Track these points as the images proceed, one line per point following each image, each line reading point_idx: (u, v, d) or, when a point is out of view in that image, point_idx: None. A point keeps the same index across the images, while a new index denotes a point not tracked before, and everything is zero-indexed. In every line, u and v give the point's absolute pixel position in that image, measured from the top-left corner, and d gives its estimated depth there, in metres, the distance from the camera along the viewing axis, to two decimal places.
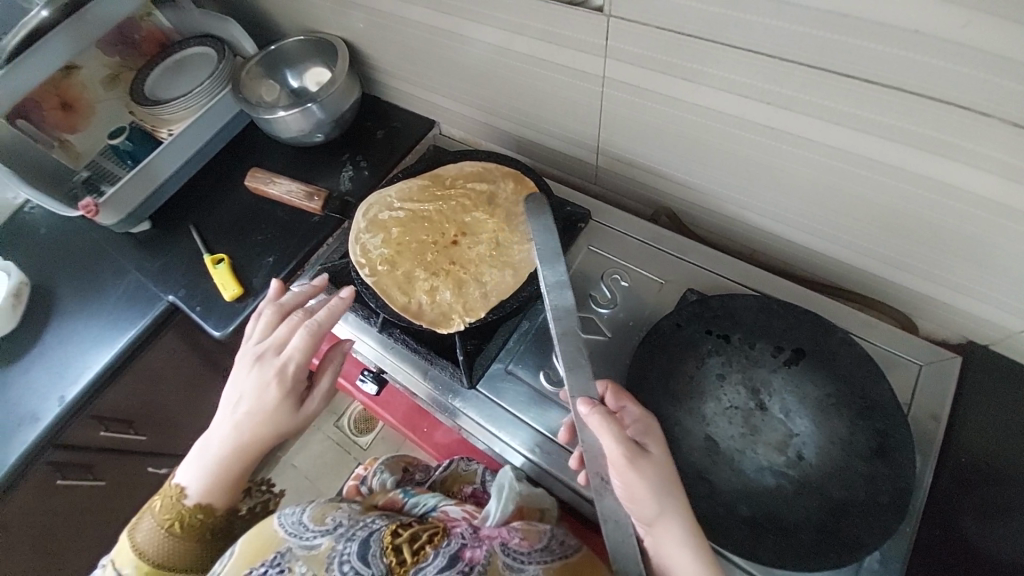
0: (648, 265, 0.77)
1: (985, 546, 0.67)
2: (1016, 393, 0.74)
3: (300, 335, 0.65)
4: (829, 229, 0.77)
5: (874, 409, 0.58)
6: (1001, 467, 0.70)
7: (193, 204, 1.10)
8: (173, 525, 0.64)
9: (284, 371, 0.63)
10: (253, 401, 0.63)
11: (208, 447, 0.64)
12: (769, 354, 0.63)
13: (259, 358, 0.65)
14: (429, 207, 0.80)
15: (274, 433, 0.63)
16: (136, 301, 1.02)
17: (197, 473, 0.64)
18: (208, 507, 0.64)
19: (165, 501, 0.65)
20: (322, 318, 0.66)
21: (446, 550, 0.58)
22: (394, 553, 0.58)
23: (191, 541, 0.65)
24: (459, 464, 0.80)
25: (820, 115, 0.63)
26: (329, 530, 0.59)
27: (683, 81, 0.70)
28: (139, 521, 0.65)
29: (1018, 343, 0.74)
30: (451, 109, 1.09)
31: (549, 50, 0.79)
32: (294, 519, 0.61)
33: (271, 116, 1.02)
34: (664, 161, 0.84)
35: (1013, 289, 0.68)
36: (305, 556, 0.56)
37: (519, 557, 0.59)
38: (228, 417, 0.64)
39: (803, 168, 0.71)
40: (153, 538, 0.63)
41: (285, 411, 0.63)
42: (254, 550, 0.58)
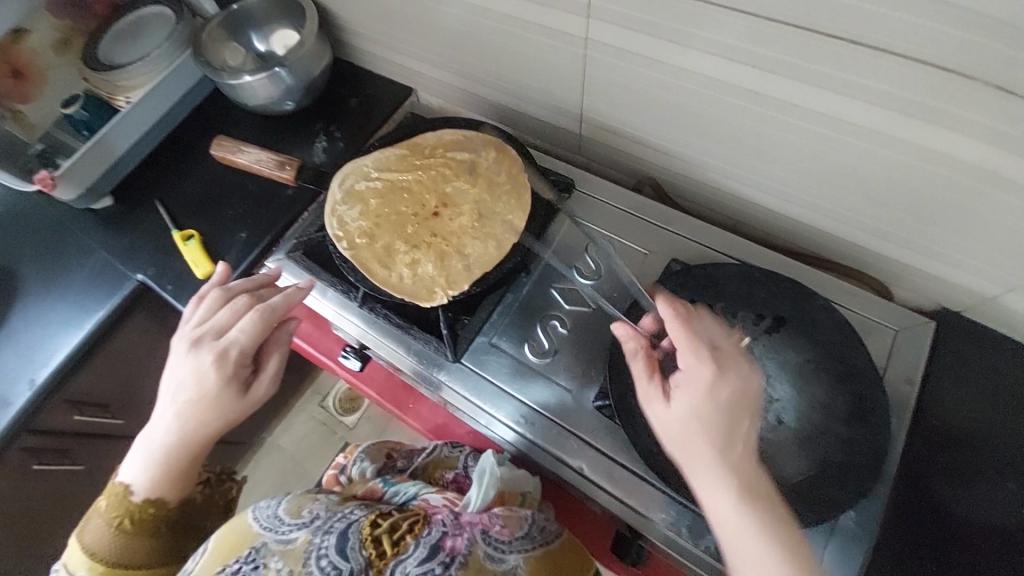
0: (632, 236, 0.76)
1: (950, 501, 0.71)
2: (983, 356, 0.77)
3: (246, 319, 0.62)
4: (811, 198, 0.77)
5: (851, 373, 0.60)
6: (966, 427, 0.74)
7: (158, 178, 1.05)
8: (124, 522, 0.59)
9: (230, 352, 0.61)
10: (196, 385, 0.60)
11: (152, 440, 0.60)
12: (750, 323, 0.63)
13: (202, 341, 0.62)
14: (408, 177, 0.77)
15: (220, 418, 0.60)
16: (102, 280, 0.98)
17: (143, 464, 0.60)
18: (159, 501, 0.60)
19: (112, 499, 0.60)
20: (272, 302, 0.64)
21: (427, 540, 0.59)
22: (374, 545, 0.57)
23: (146, 537, 0.60)
24: (441, 450, 0.80)
25: (806, 81, 0.62)
26: (305, 523, 0.58)
27: (670, 42, 0.68)
28: (85, 524, 0.60)
29: (987, 308, 0.76)
30: (430, 75, 1.04)
31: (531, 10, 0.75)
32: (268, 513, 0.59)
33: (237, 81, 0.96)
34: (649, 129, 0.83)
35: (986, 255, 0.69)
36: (281, 551, 0.55)
37: (499, 547, 0.62)
38: (170, 404, 0.60)
39: (787, 135, 0.70)
40: (104, 537, 0.58)
41: (232, 395, 0.60)
42: (227, 547, 0.56)
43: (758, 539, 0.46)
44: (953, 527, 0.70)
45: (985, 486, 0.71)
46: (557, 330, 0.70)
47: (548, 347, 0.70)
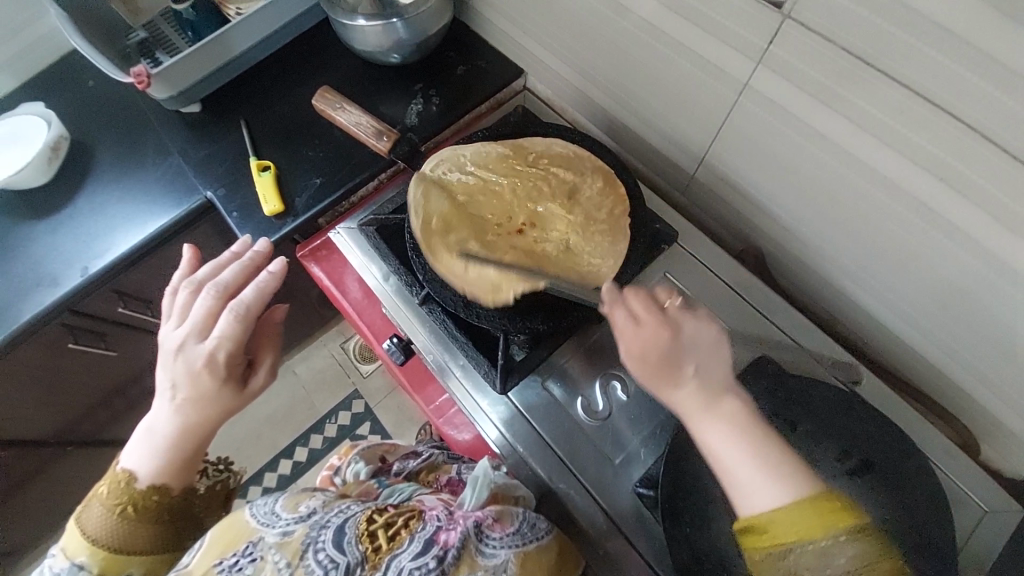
0: (721, 313, 0.69)
1: None
2: None
3: (224, 320, 0.60)
4: (934, 331, 0.68)
5: (934, 553, 0.53)
6: None
7: (248, 96, 1.02)
8: (126, 509, 0.56)
9: (216, 359, 0.59)
10: (187, 389, 0.58)
11: (155, 434, 0.58)
12: (834, 461, 0.56)
13: (183, 348, 0.60)
14: (503, 182, 0.71)
15: (215, 419, 0.59)
16: (175, 186, 0.97)
17: (145, 457, 0.58)
18: (164, 489, 0.58)
19: (112, 488, 0.57)
20: (246, 298, 0.62)
21: (421, 534, 0.54)
22: (370, 539, 0.53)
23: (148, 524, 0.57)
24: (437, 456, 0.80)
25: (992, 213, 0.53)
26: (302, 515, 0.54)
27: (841, 118, 0.59)
28: (84, 510, 0.56)
29: None
30: (546, 65, 0.96)
31: (690, 34, 0.67)
32: (266, 508, 0.56)
33: (350, 22, 0.91)
34: (776, 198, 0.73)
35: None
36: (278, 544, 0.52)
37: (489, 542, 0.57)
38: (167, 401, 0.59)
39: (939, 261, 0.60)
40: (102, 524, 0.55)
41: (231, 391, 0.59)
42: (224, 542, 0.53)
43: (751, 471, 0.45)
44: None
45: None
46: (617, 394, 0.66)
47: (602, 409, 0.65)
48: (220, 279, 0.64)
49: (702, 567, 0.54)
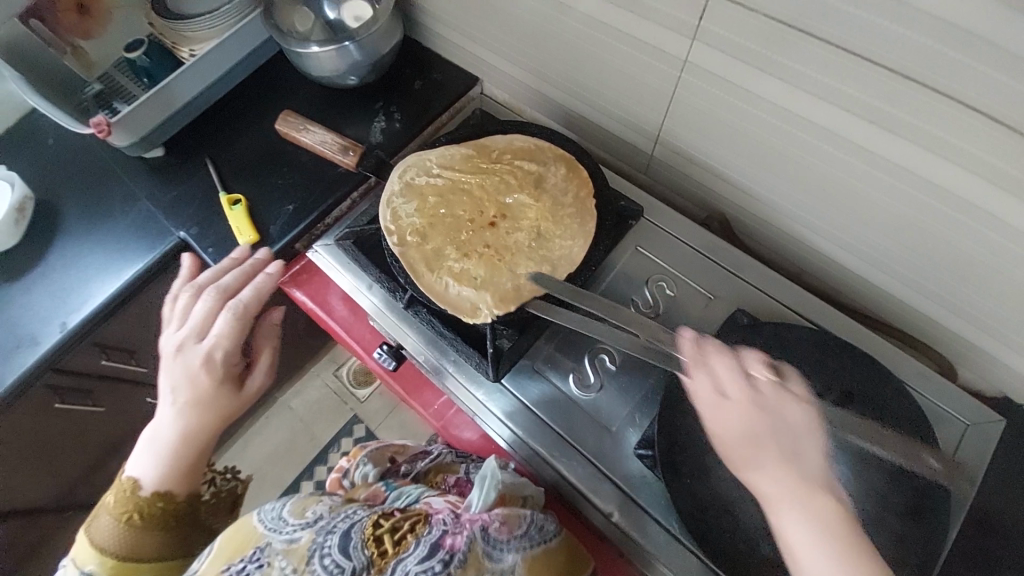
0: (695, 277, 0.71)
1: None
2: None
3: (223, 320, 0.64)
4: (894, 266, 0.71)
5: (914, 466, 0.57)
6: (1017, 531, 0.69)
7: (211, 135, 1.03)
8: (132, 517, 0.58)
9: (214, 356, 0.63)
10: (188, 390, 0.62)
11: (157, 439, 0.61)
12: (816, 395, 0.59)
13: (182, 348, 0.63)
14: (470, 180, 0.73)
15: (215, 417, 0.62)
16: (145, 230, 0.97)
17: (150, 463, 0.60)
18: (169, 495, 0.60)
19: (119, 496, 0.59)
20: (243, 298, 0.66)
21: (426, 538, 0.55)
22: (376, 544, 0.55)
23: (156, 530, 0.59)
24: (445, 456, 0.78)
25: (925, 146, 0.57)
26: (309, 522, 0.56)
27: (776, 79, 0.63)
28: (92, 522, 0.58)
29: None
30: (499, 69, 1.00)
31: (627, 21, 0.71)
32: (273, 512, 0.58)
33: (304, 50, 0.94)
34: (731, 164, 0.77)
35: None
36: (285, 550, 0.53)
37: (498, 546, 0.59)
38: (168, 404, 0.62)
39: (887, 199, 0.64)
40: (110, 532, 0.57)
41: (228, 391, 0.63)
42: (233, 547, 0.55)
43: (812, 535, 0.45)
44: None
45: None
46: (605, 364, 0.68)
47: (594, 382, 0.67)
48: (219, 282, 0.69)
49: (705, 513, 0.57)
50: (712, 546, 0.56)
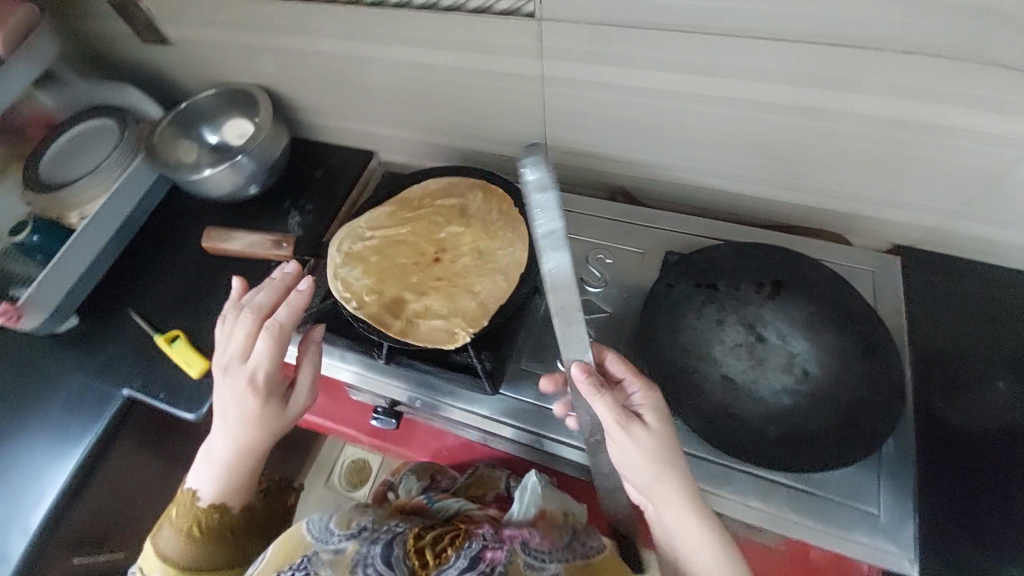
0: (623, 240, 0.80)
1: (960, 421, 0.72)
2: (960, 282, 0.82)
3: (263, 342, 0.67)
4: (771, 177, 0.84)
5: (852, 315, 0.65)
6: (962, 347, 0.77)
7: (126, 287, 1.01)
8: (192, 528, 0.70)
9: (257, 376, 0.67)
10: (239, 409, 0.67)
11: (216, 454, 0.70)
12: (753, 291, 0.68)
13: (229, 367, 0.68)
14: (403, 230, 0.79)
15: (266, 431, 0.68)
16: (81, 404, 0.90)
17: (209, 475, 0.70)
18: (224, 505, 0.71)
19: (181, 509, 0.71)
20: (280, 318, 0.68)
21: (466, 552, 0.63)
22: (417, 556, 0.63)
23: (210, 542, 0.71)
24: (482, 470, 0.85)
25: (742, 76, 0.70)
26: (354, 534, 0.64)
27: (615, 66, 0.75)
28: (160, 532, 0.71)
29: (944, 240, 0.82)
30: (389, 135, 1.08)
31: (484, 60, 0.82)
32: (320, 524, 0.66)
33: (199, 177, 0.98)
34: (611, 144, 0.89)
35: (934, 194, 0.76)
36: (330, 560, 0.61)
37: (539, 557, 0.65)
38: (223, 422, 0.69)
39: (738, 126, 0.77)
40: (175, 545, 0.69)
41: (274, 410, 0.69)
42: (282, 555, 0.63)
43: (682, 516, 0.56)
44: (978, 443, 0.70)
45: (988, 395, 0.73)
46: None
47: None
48: (256, 302, 0.71)
49: (715, 424, 0.61)
50: (728, 445, 0.59)
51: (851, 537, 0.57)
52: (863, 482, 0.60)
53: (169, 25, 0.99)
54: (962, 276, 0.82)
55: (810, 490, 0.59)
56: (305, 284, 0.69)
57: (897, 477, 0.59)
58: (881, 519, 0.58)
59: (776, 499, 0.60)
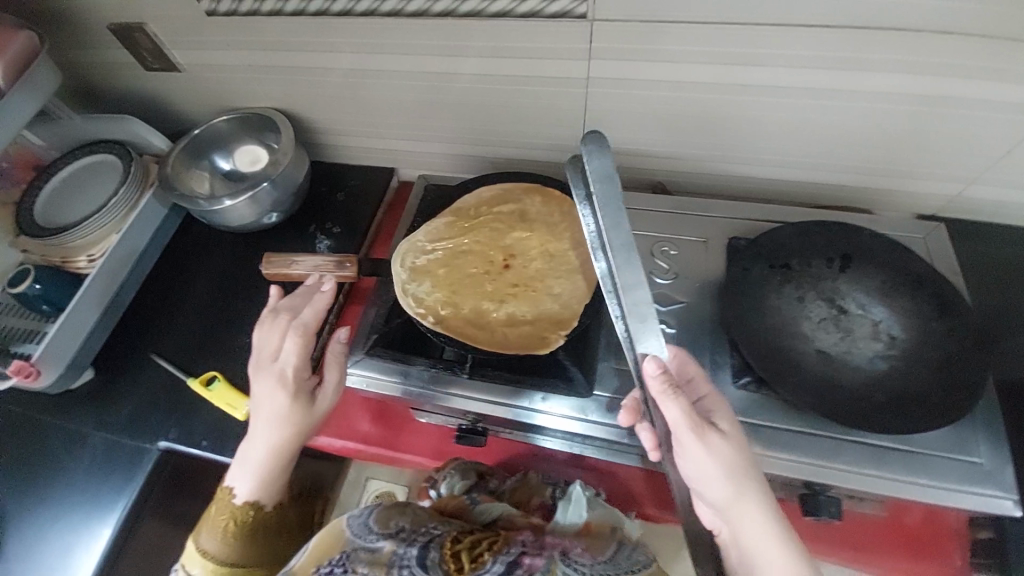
0: (680, 231, 0.81)
1: (1019, 371, 0.77)
2: (989, 245, 0.87)
3: (291, 339, 0.69)
4: (811, 161, 0.86)
5: (921, 278, 0.68)
6: (1003, 304, 0.81)
7: (141, 332, 0.93)
8: (230, 525, 0.69)
9: (284, 373, 0.68)
10: (271, 407, 0.67)
11: (248, 455, 0.69)
12: (825, 267, 0.71)
13: (261, 366, 0.69)
14: (465, 241, 0.78)
15: (293, 434, 0.68)
16: (112, 466, 0.82)
17: (243, 477, 0.69)
18: (259, 504, 0.70)
19: (219, 505, 0.70)
20: (307, 317, 0.70)
21: (503, 557, 0.61)
22: (453, 560, 0.62)
23: (248, 537, 0.70)
24: (531, 477, 0.82)
25: (789, 65, 0.72)
26: (392, 533, 0.65)
27: (662, 62, 0.76)
28: (201, 529, 0.71)
29: (969, 207, 0.87)
30: (413, 150, 1.05)
31: (526, 65, 0.82)
32: (359, 520, 0.67)
33: (220, 207, 0.92)
34: (650, 142, 0.90)
35: (964, 163, 0.80)
36: (367, 559, 0.61)
37: (581, 567, 0.62)
38: (256, 421, 0.68)
39: (781, 114, 0.79)
40: (216, 540, 0.69)
41: (302, 408, 0.68)
42: (320, 549, 0.65)
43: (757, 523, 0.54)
44: None
45: None
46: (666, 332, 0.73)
47: None
48: (286, 305, 0.73)
49: (823, 397, 0.62)
50: (844, 414, 0.60)
51: (964, 488, 0.59)
52: (964, 434, 0.62)
53: (180, 48, 0.95)
54: (990, 238, 0.87)
55: (918, 446, 0.62)
56: (332, 286, 0.73)
57: (991, 425, 0.62)
58: (985, 466, 0.60)
59: (888, 461, 0.62)
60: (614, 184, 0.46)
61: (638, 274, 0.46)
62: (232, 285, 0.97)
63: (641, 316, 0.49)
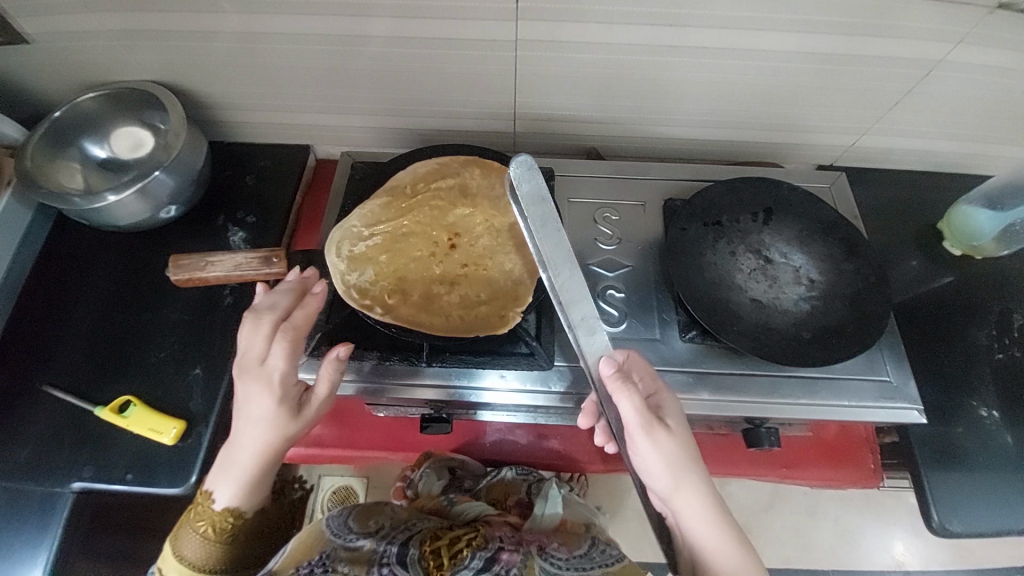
0: (619, 196, 0.83)
1: (899, 297, 0.91)
2: (875, 189, 0.99)
3: (279, 343, 0.59)
4: (732, 120, 0.91)
5: (831, 225, 0.76)
6: (886, 240, 0.94)
7: (28, 358, 0.81)
8: (210, 530, 0.63)
9: (273, 380, 0.60)
10: (255, 416, 0.60)
11: (230, 461, 0.62)
12: (751, 221, 0.76)
13: (243, 370, 0.60)
14: (404, 222, 0.73)
15: (278, 441, 0.62)
16: (22, 517, 0.74)
17: (224, 485, 0.63)
18: (238, 510, 0.64)
19: (197, 510, 0.64)
20: (296, 319, 0.60)
21: (481, 553, 0.63)
22: (433, 557, 0.62)
23: (226, 545, 0.64)
24: (508, 474, 0.88)
25: (711, 25, 0.74)
26: (371, 532, 0.64)
27: (592, 23, 0.74)
28: (180, 534, 0.64)
29: (861, 155, 0.98)
30: (331, 125, 0.96)
31: (450, 26, 0.76)
32: (338, 521, 0.65)
33: (102, 203, 0.78)
34: (582, 108, 0.89)
35: (857, 116, 0.89)
36: (347, 557, 0.59)
37: (554, 561, 0.64)
38: (240, 427, 0.61)
39: (705, 74, 0.82)
40: (193, 546, 0.63)
41: (288, 418, 0.61)
42: (301, 549, 0.60)
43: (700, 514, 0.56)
44: (913, 311, 0.90)
45: (909, 274, 0.92)
46: (616, 296, 0.75)
47: (618, 315, 0.74)
48: (272, 301, 0.62)
49: (761, 340, 0.68)
50: (782, 353, 0.67)
51: (879, 404, 0.71)
52: (874, 357, 0.73)
53: (20, 15, 0.77)
54: (876, 183, 0.99)
55: (838, 373, 0.72)
56: (324, 284, 0.63)
57: (894, 347, 0.74)
58: (893, 382, 0.72)
59: (819, 390, 0.71)
60: (548, 204, 0.52)
61: (582, 283, 0.54)
62: (132, 298, 0.86)
63: (591, 327, 0.55)
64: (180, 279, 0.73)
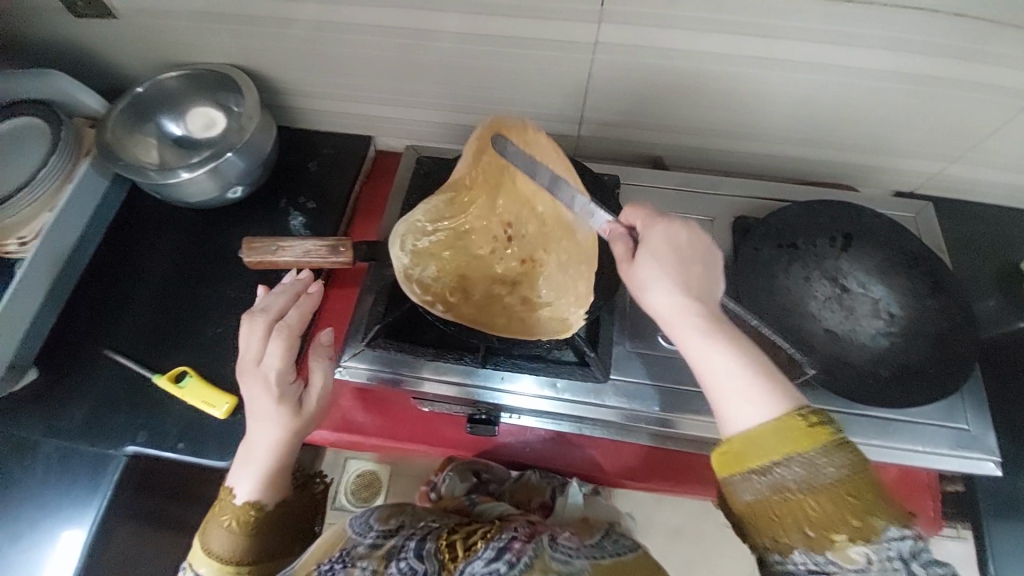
0: (686, 210, 0.81)
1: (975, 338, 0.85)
2: (957, 222, 0.93)
3: (274, 342, 0.64)
4: (809, 139, 0.87)
5: (918, 258, 0.71)
6: (965, 277, 0.89)
7: (93, 322, 0.84)
8: (235, 523, 0.64)
9: (268, 377, 0.64)
10: (260, 407, 0.64)
11: (245, 455, 0.65)
12: (829, 246, 0.72)
13: (246, 367, 0.65)
14: (469, 220, 0.72)
15: (287, 436, 0.64)
16: (72, 474, 0.76)
17: (243, 478, 0.65)
18: (260, 504, 0.65)
19: (222, 505, 0.65)
20: (288, 318, 0.66)
21: (494, 543, 0.57)
22: (448, 549, 0.57)
23: (252, 538, 0.65)
24: (531, 477, 0.86)
25: (804, 38, 0.70)
26: (392, 529, 0.61)
27: (676, 31, 0.72)
28: (208, 529, 0.65)
29: (944, 185, 0.92)
30: (396, 118, 0.96)
31: (531, 26, 0.75)
32: (361, 519, 0.63)
33: (176, 180, 0.80)
34: (652, 116, 0.86)
35: (946, 144, 0.84)
36: (366, 553, 0.57)
37: (567, 552, 0.58)
38: (250, 423, 0.65)
39: (790, 89, 0.78)
40: (223, 539, 0.64)
41: (288, 410, 0.64)
42: (323, 546, 0.60)
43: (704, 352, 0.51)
44: (991, 356, 0.84)
45: (989, 315, 0.86)
46: None
47: None
48: (263, 305, 0.67)
49: (835, 374, 0.65)
50: (857, 391, 0.64)
51: (955, 453, 0.66)
52: (954, 404, 0.69)
53: None
54: (958, 216, 0.93)
55: (912, 415, 0.68)
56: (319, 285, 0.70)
57: (977, 395, 0.69)
58: (973, 432, 0.67)
59: (891, 431, 0.67)
60: None
61: None
62: (193, 273, 0.88)
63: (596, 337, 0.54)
64: (250, 263, 0.74)
